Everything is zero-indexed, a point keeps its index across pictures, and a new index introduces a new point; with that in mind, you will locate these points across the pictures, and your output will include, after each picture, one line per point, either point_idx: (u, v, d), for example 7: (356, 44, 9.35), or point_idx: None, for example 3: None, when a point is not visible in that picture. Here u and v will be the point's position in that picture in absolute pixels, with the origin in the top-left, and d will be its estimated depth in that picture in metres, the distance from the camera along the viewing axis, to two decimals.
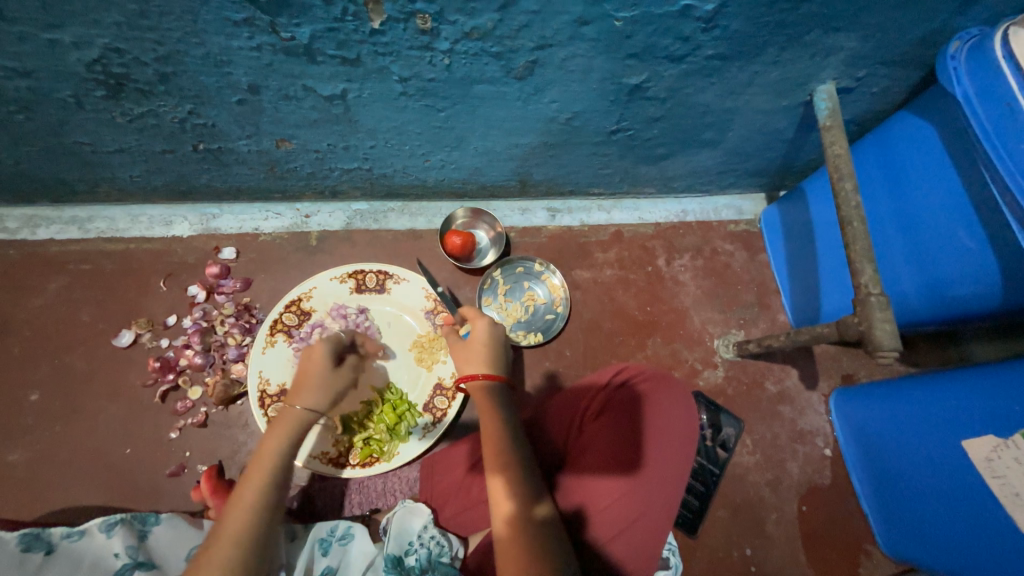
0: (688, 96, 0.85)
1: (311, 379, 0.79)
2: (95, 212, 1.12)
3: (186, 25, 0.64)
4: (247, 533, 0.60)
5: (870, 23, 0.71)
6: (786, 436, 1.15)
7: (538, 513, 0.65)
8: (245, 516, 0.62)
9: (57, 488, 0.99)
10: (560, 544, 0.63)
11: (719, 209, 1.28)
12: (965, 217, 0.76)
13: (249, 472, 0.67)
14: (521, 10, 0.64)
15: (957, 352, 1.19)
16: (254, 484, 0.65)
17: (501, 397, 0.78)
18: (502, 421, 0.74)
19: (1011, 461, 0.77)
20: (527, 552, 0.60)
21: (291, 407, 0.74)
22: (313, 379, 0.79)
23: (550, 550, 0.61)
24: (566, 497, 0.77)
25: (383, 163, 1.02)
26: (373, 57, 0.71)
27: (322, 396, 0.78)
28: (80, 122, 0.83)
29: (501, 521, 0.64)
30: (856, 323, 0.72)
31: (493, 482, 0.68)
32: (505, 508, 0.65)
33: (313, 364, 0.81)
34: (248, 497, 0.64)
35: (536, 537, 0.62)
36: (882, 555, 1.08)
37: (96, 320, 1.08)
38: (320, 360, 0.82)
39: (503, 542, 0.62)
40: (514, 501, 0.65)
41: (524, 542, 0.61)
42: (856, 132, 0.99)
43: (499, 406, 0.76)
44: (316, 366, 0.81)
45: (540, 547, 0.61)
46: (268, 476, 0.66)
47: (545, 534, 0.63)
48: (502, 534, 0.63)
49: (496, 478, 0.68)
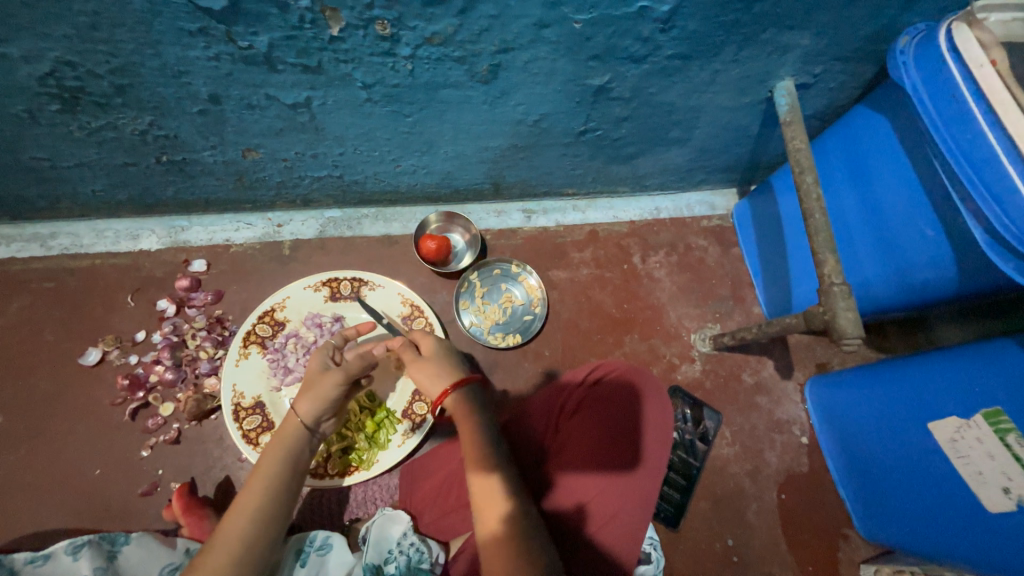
0: (652, 95, 0.86)
1: (309, 390, 0.76)
2: (58, 228, 1.09)
3: (140, 36, 0.63)
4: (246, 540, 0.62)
5: (822, 21, 0.73)
6: (764, 426, 1.17)
7: (529, 512, 0.66)
8: (244, 522, 0.63)
9: (22, 513, 0.96)
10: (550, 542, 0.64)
11: (691, 206, 1.30)
12: (921, 206, 0.79)
13: (249, 481, 0.67)
14: (480, 15, 0.65)
15: (926, 337, 1.22)
16: (253, 492, 0.66)
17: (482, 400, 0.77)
18: (490, 423, 0.74)
19: (973, 441, 0.79)
20: (520, 551, 0.60)
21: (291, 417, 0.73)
22: (314, 387, 0.76)
23: (541, 548, 0.62)
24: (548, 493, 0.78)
25: (353, 170, 1.01)
26: (335, 64, 0.71)
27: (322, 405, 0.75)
28: (35, 137, 0.81)
29: (493, 520, 0.64)
30: (821, 313, 0.74)
31: (483, 482, 0.67)
32: (498, 507, 0.65)
33: (312, 376, 0.79)
34: (247, 505, 0.65)
35: (530, 536, 0.63)
36: (859, 538, 1.11)
37: (61, 339, 1.06)
38: (318, 371, 0.79)
39: (493, 541, 0.62)
40: (509, 501, 0.65)
41: (517, 541, 0.61)
42: (818, 127, 1.02)
43: (480, 407, 0.76)
44: (314, 376, 0.79)
45: (534, 544, 0.62)
46: (270, 486, 0.67)
47: (536, 532, 0.64)
48: (497, 531, 0.62)
49: (484, 480, 0.67)
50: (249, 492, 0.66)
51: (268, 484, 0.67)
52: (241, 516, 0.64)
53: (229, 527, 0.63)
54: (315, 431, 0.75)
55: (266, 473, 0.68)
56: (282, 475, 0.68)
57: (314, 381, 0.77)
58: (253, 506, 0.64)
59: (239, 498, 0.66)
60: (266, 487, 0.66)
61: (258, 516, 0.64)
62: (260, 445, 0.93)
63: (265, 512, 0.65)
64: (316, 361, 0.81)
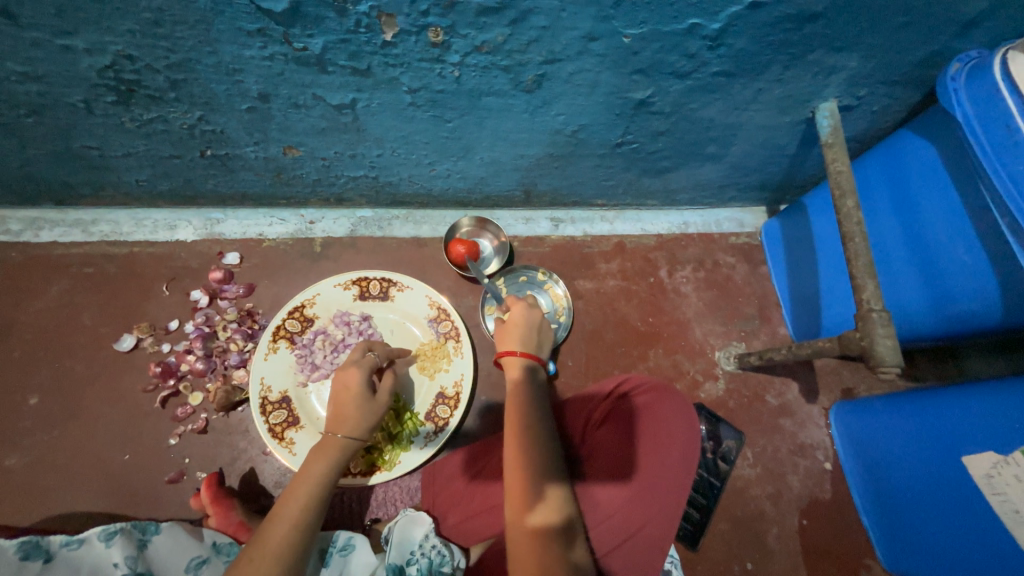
0: (693, 111, 0.86)
1: (355, 412, 0.79)
2: (99, 215, 1.11)
3: (199, 34, 0.65)
4: (284, 548, 0.64)
5: (872, 44, 0.73)
6: (786, 449, 1.15)
7: (540, 516, 0.65)
8: (285, 529, 0.65)
9: (52, 494, 0.97)
10: (555, 549, 0.62)
11: (720, 222, 1.29)
12: (964, 235, 0.77)
13: (290, 489, 0.70)
14: (531, 26, 0.65)
15: (956, 366, 1.20)
16: (295, 500, 0.69)
17: (535, 390, 0.81)
18: (523, 423, 0.74)
19: (1011, 478, 0.77)
20: (520, 559, 0.61)
21: (334, 435, 0.76)
22: (359, 411, 0.79)
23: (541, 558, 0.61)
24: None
25: (389, 172, 1.02)
26: (383, 68, 0.71)
27: (363, 422, 0.78)
28: (89, 127, 0.83)
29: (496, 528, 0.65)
30: (857, 338, 0.72)
31: None
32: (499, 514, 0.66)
33: (352, 395, 0.81)
34: (288, 515, 0.67)
35: (537, 542, 0.62)
36: (882, 570, 1.08)
37: (97, 324, 1.08)
38: (359, 391, 0.81)
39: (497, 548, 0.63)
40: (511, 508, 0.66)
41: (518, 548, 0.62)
42: (857, 149, 1.01)
43: (524, 403, 0.77)
44: (356, 398, 0.80)
45: (539, 551, 0.61)
46: (311, 497, 0.70)
47: (543, 536, 0.63)
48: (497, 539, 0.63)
49: None
50: (291, 503, 0.69)
51: (308, 496, 0.70)
52: (283, 524, 0.66)
53: (268, 534, 0.65)
54: (358, 449, 0.78)
55: (311, 485, 0.71)
56: (325, 489, 0.72)
57: (361, 404, 0.80)
58: (296, 515, 0.67)
59: (279, 506, 0.69)
60: (310, 500, 0.69)
61: (300, 525, 0.67)
62: (285, 440, 0.94)
63: (304, 520, 0.67)
64: (356, 380, 0.82)
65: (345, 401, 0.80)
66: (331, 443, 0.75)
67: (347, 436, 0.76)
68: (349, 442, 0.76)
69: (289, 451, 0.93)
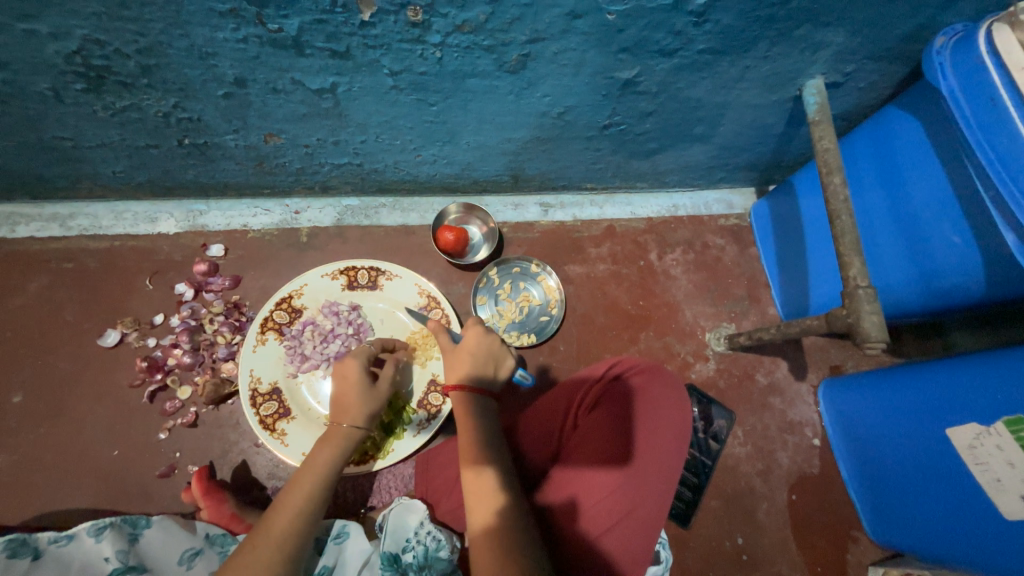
0: (680, 90, 0.85)
1: (356, 401, 0.79)
2: (77, 209, 1.09)
3: (169, 16, 0.62)
4: (289, 538, 0.64)
5: (858, 19, 0.72)
6: (776, 427, 1.17)
7: (521, 508, 0.67)
8: (290, 518, 0.66)
9: (41, 492, 0.96)
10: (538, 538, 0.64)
11: (709, 204, 1.29)
12: (950, 212, 0.78)
13: (295, 478, 0.70)
14: (513, 3, 0.63)
15: (941, 342, 1.22)
16: (300, 491, 0.69)
17: (494, 407, 0.81)
18: (493, 425, 0.77)
19: (993, 448, 0.78)
20: (517, 545, 0.62)
21: (338, 425, 0.76)
22: (360, 400, 0.79)
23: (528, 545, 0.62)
24: (546, 487, 0.79)
25: (374, 159, 1.00)
26: (363, 50, 0.69)
27: (365, 411, 0.79)
28: (59, 116, 0.80)
29: (488, 512, 0.66)
30: (844, 315, 0.73)
31: (480, 478, 0.69)
32: (492, 501, 0.67)
33: (351, 386, 0.81)
34: (292, 506, 0.67)
35: (518, 530, 0.64)
36: (868, 540, 1.11)
37: (80, 320, 1.06)
38: (358, 379, 0.82)
39: (488, 530, 0.64)
40: (504, 495, 0.67)
41: (513, 534, 0.63)
42: (844, 127, 1.01)
43: (486, 416, 0.78)
44: (355, 388, 0.80)
45: (519, 540, 0.62)
46: (316, 487, 0.70)
47: (525, 524, 0.65)
48: (490, 523, 0.64)
49: (483, 472, 0.70)
50: (295, 492, 0.69)
51: (314, 486, 0.70)
52: (288, 514, 0.66)
53: (274, 524, 0.65)
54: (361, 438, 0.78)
55: (314, 475, 0.71)
56: (328, 480, 0.72)
57: (361, 392, 0.80)
58: (298, 504, 0.67)
59: (283, 495, 0.69)
60: (312, 490, 0.69)
61: (303, 514, 0.67)
62: (277, 431, 0.94)
63: (309, 510, 0.68)
64: (354, 369, 0.82)
65: (345, 392, 0.80)
66: (336, 432, 0.76)
67: (350, 425, 0.77)
68: (352, 431, 0.76)
69: (281, 443, 0.93)
